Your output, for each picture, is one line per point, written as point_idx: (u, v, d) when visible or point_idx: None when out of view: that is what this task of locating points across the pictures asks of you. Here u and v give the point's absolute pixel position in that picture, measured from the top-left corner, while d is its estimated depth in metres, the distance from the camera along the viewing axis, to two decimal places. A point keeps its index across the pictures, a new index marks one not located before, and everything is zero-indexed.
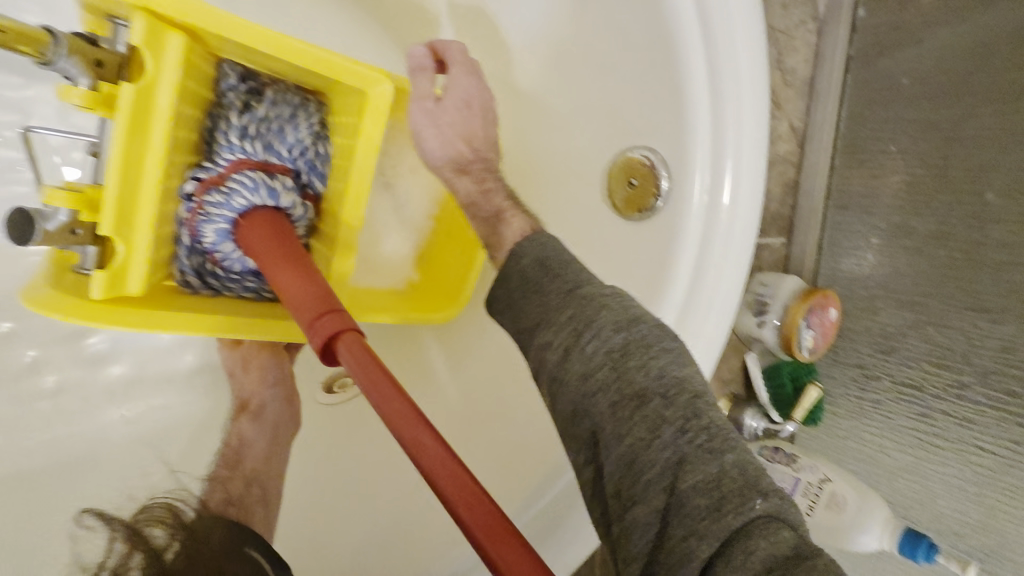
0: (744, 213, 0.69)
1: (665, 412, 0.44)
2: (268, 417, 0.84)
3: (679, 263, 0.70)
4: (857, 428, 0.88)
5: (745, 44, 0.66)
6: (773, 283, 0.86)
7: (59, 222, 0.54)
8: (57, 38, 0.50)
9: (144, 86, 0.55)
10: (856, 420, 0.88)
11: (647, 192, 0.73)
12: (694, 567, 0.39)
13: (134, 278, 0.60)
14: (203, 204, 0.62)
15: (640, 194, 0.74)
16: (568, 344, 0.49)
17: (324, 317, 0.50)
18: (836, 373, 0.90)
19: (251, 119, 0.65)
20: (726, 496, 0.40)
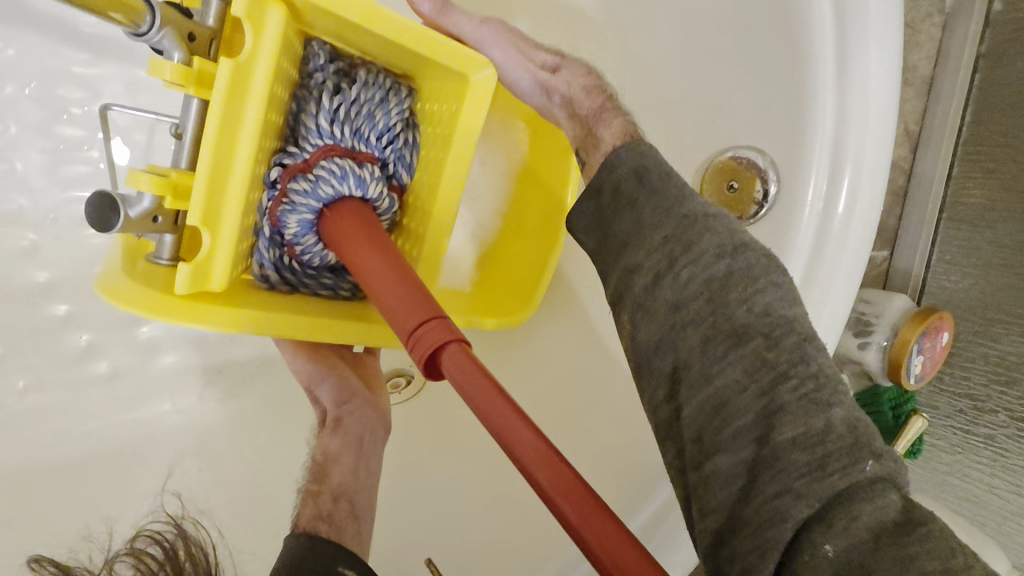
0: (863, 220, 0.63)
1: (767, 353, 0.36)
2: (350, 430, 0.65)
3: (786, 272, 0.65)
4: (962, 463, 0.79)
5: (880, 32, 0.60)
6: (881, 302, 0.79)
7: (142, 209, 0.48)
8: (152, 7, 0.43)
9: (242, 60, 0.48)
10: (960, 455, 0.79)
11: (747, 198, 0.69)
12: (788, 529, 0.33)
13: (217, 271, 0.53)
14: (287, 192, 0.53)
15: (739, 199, 0.70)
16: (660, 268, 0.41)
17: (429, 327, 0.43)
18: (939, 403, 0.81)
19: (343, 101, 0.56)
20: (832, 453, 0.34)
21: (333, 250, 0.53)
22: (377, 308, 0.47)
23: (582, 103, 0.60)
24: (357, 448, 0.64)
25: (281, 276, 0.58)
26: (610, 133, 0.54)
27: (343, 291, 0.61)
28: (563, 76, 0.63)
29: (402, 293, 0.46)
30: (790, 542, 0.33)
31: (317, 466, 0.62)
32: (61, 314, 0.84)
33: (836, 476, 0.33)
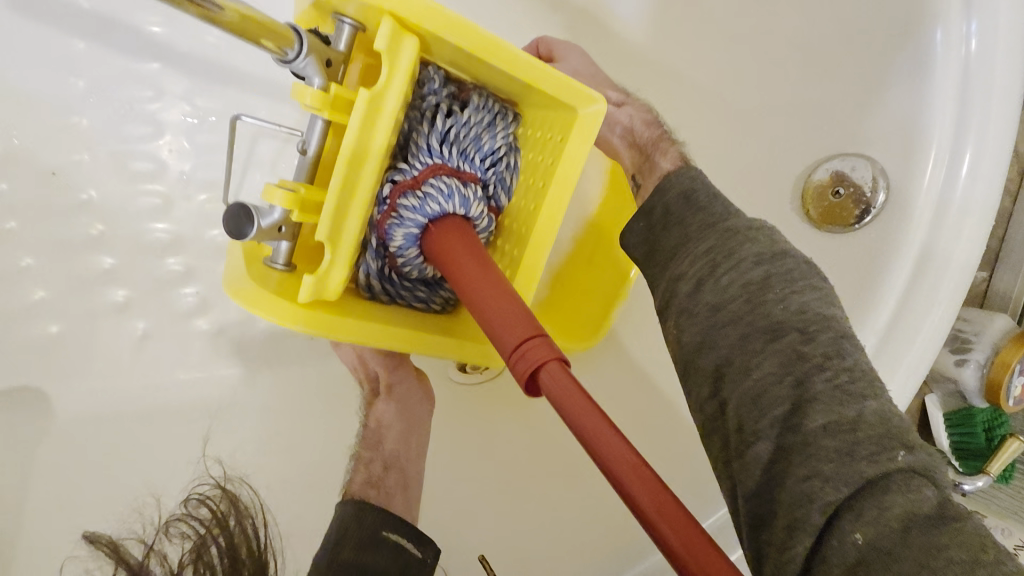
0: (972, 228, 0.62)
1: (803, 348, 0.40)
2: (404, 399, 0.68)
3: (890, 282, 0.66)
4: None
5: (1009, 45, 0.60)
6: (978, 320, 0.77)
7: (272, 219, 0.55)
8: (300, 36, 0.51)
9: (377, 91, 0.54)
10: None
11: (848, 208, 0.69)
12: (817, 510, 0.36)
13: (334, 281, 0.58)
14: (397, 207, 0.59)
15: (840, 207, 0.70)
16: (702, 276, 0.45)
17: (534, 342, 0.49)
18: None
19: (453, 124, 0.62)
20: (862, 441, 0.36)
21: (435, 259, 0.60)
22: (485, 326, 0.53)
23: (642, 132, 0.63)
24: (408, 423, 0.68)
25: (383, 287, 0.65)
26: (664, 159, 0.57)
27: (439, 303, 0.69)
28: (627, 110, 0.65)
29: (508, 307, 0.52)
30: (819, 524, 0.36)
31: (371, 434, 0.66)
32: (176, 270, 0.87)
33: (864, 464, 0.36)
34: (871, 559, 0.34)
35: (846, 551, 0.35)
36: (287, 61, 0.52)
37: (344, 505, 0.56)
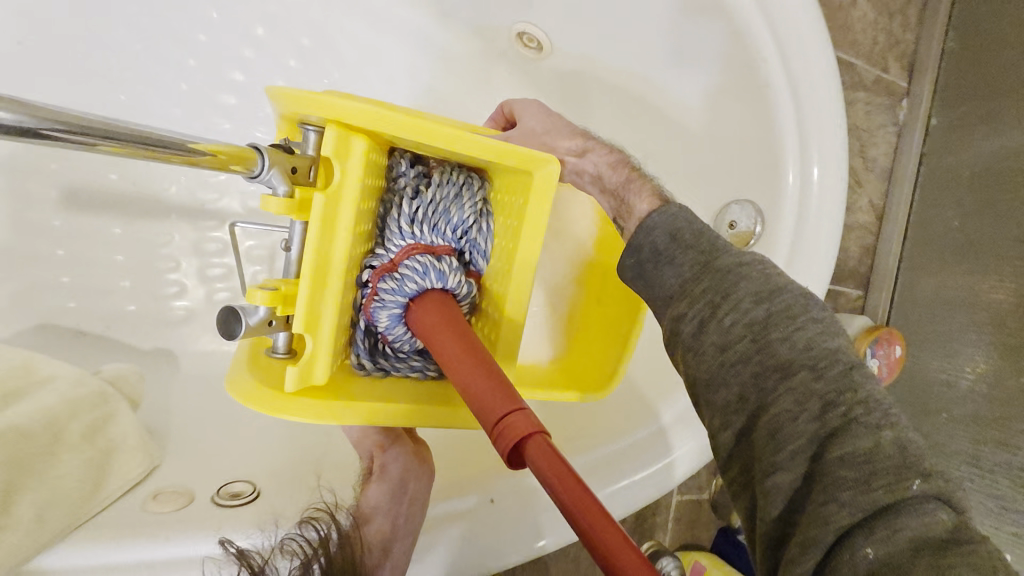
0: (818, 261, 0.77)
1: (814, 384, 0.43)
2: (387, 477, 0.71)
3: None
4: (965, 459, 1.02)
5: (829, 109, 0.74)
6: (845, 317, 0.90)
7: (260, 316, 0.53)
8: (262, 151, 0.51)
9: (333, 190, 0.55)
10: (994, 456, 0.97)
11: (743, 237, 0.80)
12: (829, 531, 0.39)
13: (320, 366, 0.58)
14: (377, 291, 0.62)
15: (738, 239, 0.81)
16: (704, 316, 0.50)
17: (515, 416, 0.50)
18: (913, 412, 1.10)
19: (420, 205, 0.64)
20: (878, 472, 0.39)
21: (419, 336, 0.62)
22: (471, 404, 0.53)
23: (609, 178, 0.63)
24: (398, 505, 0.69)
25: (376, 363, 0.66)
26: (640, 201, 0.59)
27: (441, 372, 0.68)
28: (590, 158, 0.65)
29: (489, 382, 0.53)
30: (832, 541, 0.39)
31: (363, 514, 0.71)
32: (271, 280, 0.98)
33: (880, 492, 0.39)
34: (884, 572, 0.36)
35: (858, 565, 0.37)
36: (254, 177, 0.52)
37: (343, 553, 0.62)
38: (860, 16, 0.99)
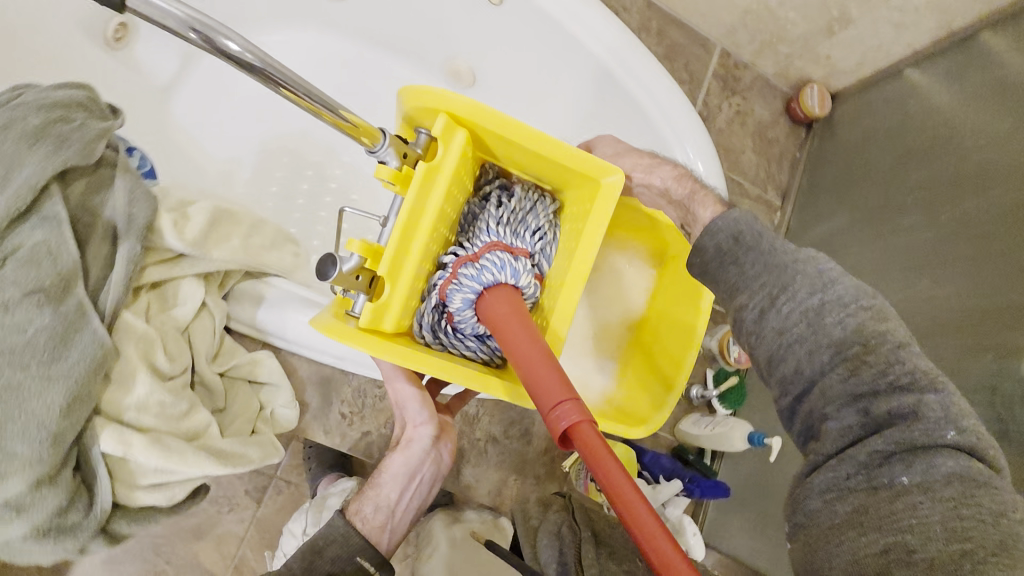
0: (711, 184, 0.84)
1: (866, 356, 0.47)
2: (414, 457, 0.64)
3: None
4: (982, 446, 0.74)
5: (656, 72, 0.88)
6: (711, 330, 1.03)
7: (353, 264, 0.60)
8: (384, 133, 0.60)
9: (434, 163, 0.64)
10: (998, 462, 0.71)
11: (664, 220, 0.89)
12: (866, 451, 0.44)
13: (389, 316, 0.64)
14: (457, 274, 0.66)
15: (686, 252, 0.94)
16: (763, 306, 0.54)
17: (565, 403, 0.51)
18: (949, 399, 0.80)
19: (505, 210, 0.71)
20: (921, 420, 0.44)
21: (485, 324, 0.64)
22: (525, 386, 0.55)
23: (676, 190, 0.70)
24: (411, 477, 0.64)
25: (439, 339, 0.69)
26: (704, 209, 0.66)
27: (498, 358, 0.71)
28: (659, 173, 0.72)
29: (543, 364, 0.55)
30: (865, 461, 0.44)
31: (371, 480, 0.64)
32: None
33: (918, 434, 0.43)
34: (912, 494, 0.41)
35: (892, 487, 0.42)
36: (373, 151, 0.61)
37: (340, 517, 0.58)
38: (749, 160, 1.15)
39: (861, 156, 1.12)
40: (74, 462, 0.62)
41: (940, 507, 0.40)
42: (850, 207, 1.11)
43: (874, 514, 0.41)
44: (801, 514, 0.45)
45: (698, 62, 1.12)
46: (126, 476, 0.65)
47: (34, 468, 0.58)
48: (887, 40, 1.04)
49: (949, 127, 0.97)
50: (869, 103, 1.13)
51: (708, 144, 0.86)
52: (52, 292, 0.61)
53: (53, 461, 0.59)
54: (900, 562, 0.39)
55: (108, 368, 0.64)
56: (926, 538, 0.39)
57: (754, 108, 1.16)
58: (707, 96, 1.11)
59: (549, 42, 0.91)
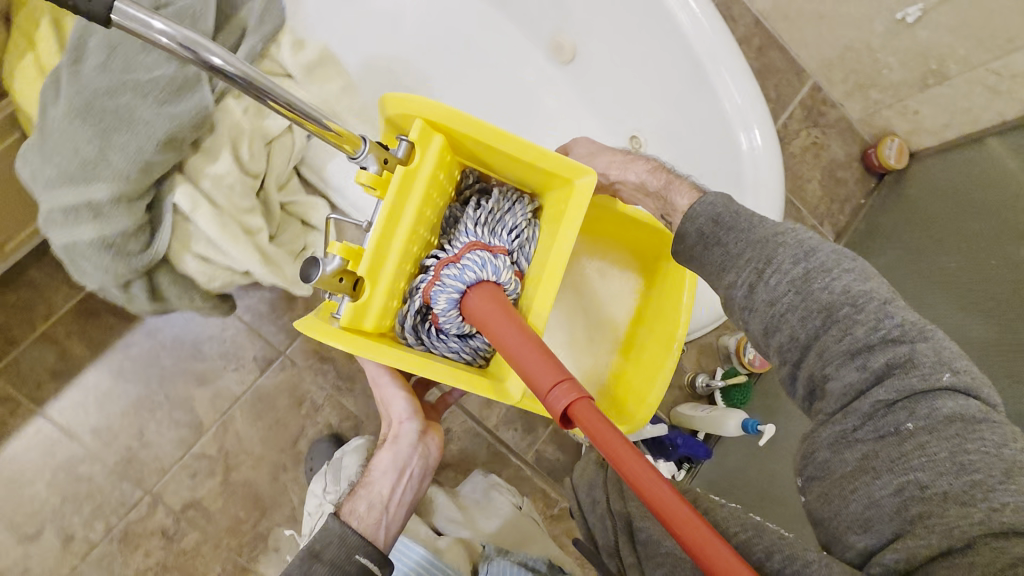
0: (767, 192, 0.86)
1: (856, 316, 0.47)
2: (404, 451, 0.65)
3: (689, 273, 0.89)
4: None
5: (733, 67, 0.86)
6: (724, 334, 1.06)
7: (335, 265, 0.59)
8: (365, 140, 0.61)
9: (411, 168, 0.65)
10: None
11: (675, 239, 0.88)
12: (866, 402, 0.45)
13: (370, 315, 0.65)
14: (440, 276, 0.66)
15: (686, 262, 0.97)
16: (752, 281, 0.54)
17: (561, 385, 0.51)
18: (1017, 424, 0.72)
19: (483, 211, 0.73)
20: (918, 365, 0.44)
21: (473, 323, 0.64)
22: (521, 377, 0.55)
23: (651, 182, 0.71)
24: (402, 470, 0.65)
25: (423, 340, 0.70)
26: (682, 197, 0.67)
27: (481, 357, 0.72)
28: (635, 168, 0.73)
29: (535, 352, 0.54)
30: (869, 412, 0.45)
31: (363, 478, 0.65)
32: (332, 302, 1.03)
33: (916, 380, 0.44)
34: (920, 438, 0.43)
35: (900, 435, 0.43)
36: (355, 157, 0.61)
37: (335, 520, 0.57)
38: (814, 190, 1.19)
39: (920, 209, 1.11)
40: (150, 200, 0.79)
41: (945, 443, 0.42)
42: (904, 244, 1.09)
43: (885, 457, 0.43)
44: (813, 470, 0.48)
45: (791, 92, 1.17)
46: (183, 240, 0.81)
47: (120, 183, 0.74)
48: (979, 104, 1.02)
49: (1017, 183, 0.93)
50: (953, 159, 1.09)
51: (777, 176, 0.87)
52: (179, 54, 0.78)
53: (136, 183, 0.75)
54: (915, 498, 0.42)
55: (201, 140, 0.82)
56: (935, 473, 0.41)
57: (836, 153, 1.20)
58: (788, 120, 1.17)
59: (652, 29, 0.92)
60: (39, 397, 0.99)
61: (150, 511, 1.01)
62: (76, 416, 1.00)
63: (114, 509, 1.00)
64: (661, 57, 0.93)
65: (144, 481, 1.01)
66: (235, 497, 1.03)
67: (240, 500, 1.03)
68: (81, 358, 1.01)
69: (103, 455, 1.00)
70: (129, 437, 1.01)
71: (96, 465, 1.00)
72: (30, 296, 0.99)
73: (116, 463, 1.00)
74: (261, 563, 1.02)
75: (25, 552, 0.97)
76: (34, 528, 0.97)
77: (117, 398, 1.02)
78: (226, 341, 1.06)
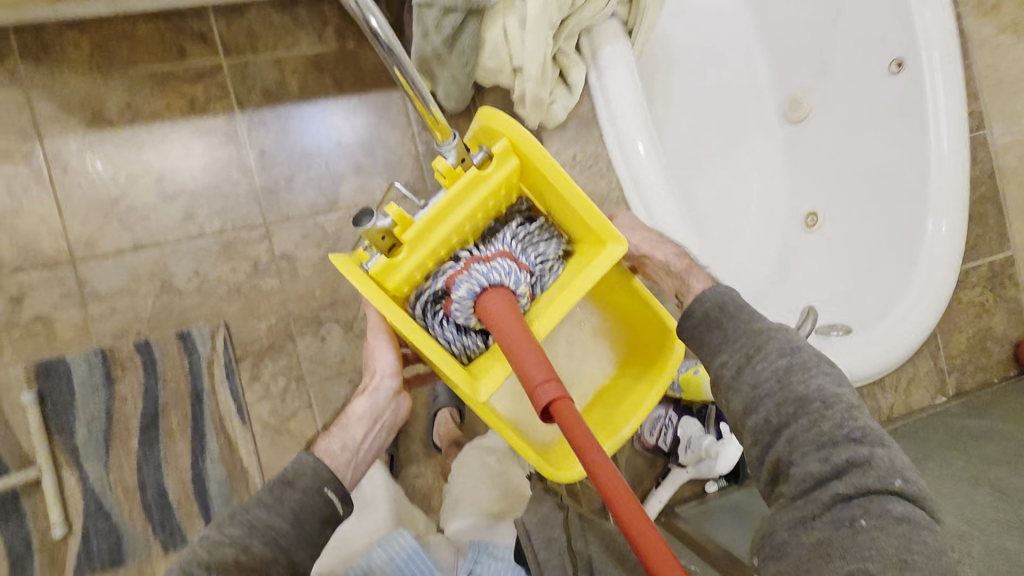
0: (908, 332, 0.83)
1: (826, 411, 0.51)
2: (379, 407, 0.67)
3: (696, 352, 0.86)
4: None
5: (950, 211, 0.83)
6: None
7: (384, 224, 0.64)
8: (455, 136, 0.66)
9: (482, 174, 0.68)
10: None
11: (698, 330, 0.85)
12: (828, 491, 0.48)
13: (396, 276, 0.68)
14: (469, 268, 0.69)
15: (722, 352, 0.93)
16: (741, 363, 0.57)
17: (549, 385, 0.54)
18: None
19: (523, 231, 0.76)
20: (873, 468, 0.48)
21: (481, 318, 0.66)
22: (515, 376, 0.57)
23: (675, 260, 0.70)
24: (375, 421, 0.66)
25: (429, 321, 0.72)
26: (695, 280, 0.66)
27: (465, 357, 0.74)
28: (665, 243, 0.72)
29: (531, 357, 0.57)
30: (827, 501, 0.48)
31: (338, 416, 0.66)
32: None
33: (872, 480, 0.47)
34: (869, 532, 0.45)
35: (853, 528, 0.46)
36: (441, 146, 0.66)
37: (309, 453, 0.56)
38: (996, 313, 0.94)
39: None
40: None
41: (893, 540, 0.44)
42: None
43: (838, 545, 0.46)
44: (770, 548, 0.50)
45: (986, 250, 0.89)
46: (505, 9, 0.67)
47: None
48: None
49: None
50: None
51: (921, 324, 0.83)
52: None
53: None
54: None
55: None
56: (882, 566, 0.43)
57: (997, 326, 0.90)
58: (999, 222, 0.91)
59: (897, 131, 0.86)
60: (243, 103, 0.92)
61: (258, 241, 0.92)
62: (260, 136, 0.92)
63: (236, 219, 0.91)
64: (886, 158, 0.88)
65: (267, 213, 0.92)
66: (322, 274, 0.94)
67: (323, 279, 0.94)
68: (293, 96, 0.93)
69: (257, 174, 0.92)
70: (282, 173, 0.93)
71: (246, 176, 0.92)
72: (287, 25, 0.93)
73: (244, 192, 0.92)
74: (303, 343, 0.93)
75: (159, 203, 0.89)
76: (176, 190, 0.90)
77: (292, 144, 0.93)
78: (395, 160, 0.97)
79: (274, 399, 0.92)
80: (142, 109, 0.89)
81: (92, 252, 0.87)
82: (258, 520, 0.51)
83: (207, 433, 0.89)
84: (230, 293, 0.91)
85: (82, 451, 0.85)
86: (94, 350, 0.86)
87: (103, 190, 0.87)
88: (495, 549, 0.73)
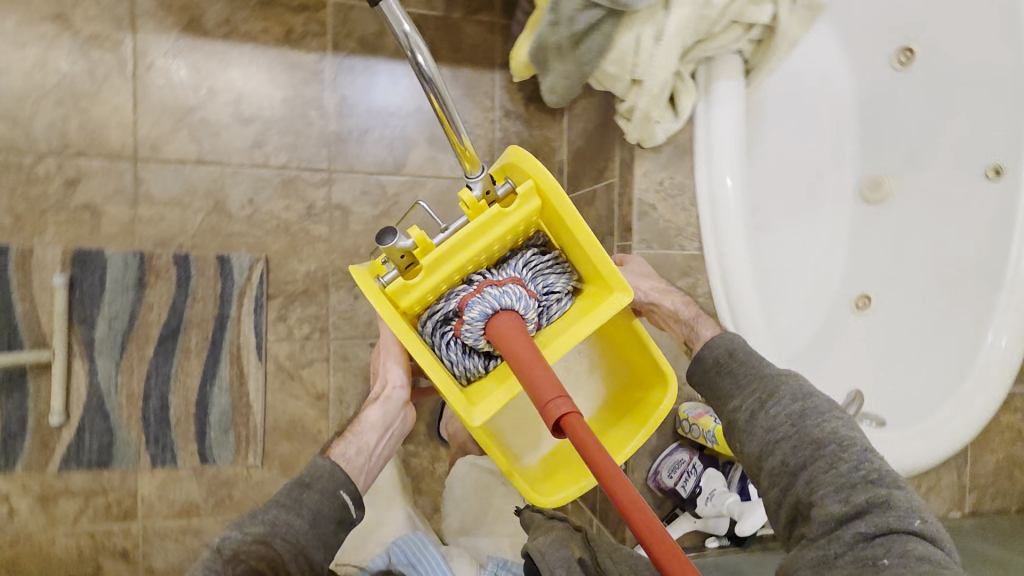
0: (952, 435, 0.80)
1: (842, 453, 0.49)
2: (391, 415, 0.66)
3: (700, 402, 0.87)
4: None
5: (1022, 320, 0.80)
6: None
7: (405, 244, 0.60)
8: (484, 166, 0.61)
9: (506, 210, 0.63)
10: None
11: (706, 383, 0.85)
12: (851, 532, 0.46)
13: (411, 297, 0.64)
14: (481, 290, 0.63)
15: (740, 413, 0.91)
16: (754, 408, 0.56)
17: (559, 399, 0.51)
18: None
19: (538, 259, 0.70)
20: (894, 508, 0.46)
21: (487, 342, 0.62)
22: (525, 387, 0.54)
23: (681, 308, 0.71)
24: (388, 428, 0.66)
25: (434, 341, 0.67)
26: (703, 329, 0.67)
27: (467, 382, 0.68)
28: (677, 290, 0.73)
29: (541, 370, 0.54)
30: (850, 541, 0.45)
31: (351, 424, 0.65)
32: None
33: (893, 519, 0.45)
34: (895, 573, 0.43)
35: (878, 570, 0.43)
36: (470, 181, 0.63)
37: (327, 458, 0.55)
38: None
39: None
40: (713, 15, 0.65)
41: None
42: None
43: None
44: None
45: None
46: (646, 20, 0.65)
47: None
48: None
49: None
50: None
51: (966, 430, 0.80)
52: None
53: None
54: None
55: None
56: None
57: None
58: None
59: (980, 228, 0.84)
60: (338, 46, 0.91)
61: (319, 184, 0.91)
62: (345, 81, 0.91)
63: (302, 158, 0.90)
64: (962, 253, 0.86)
65: (334, 160, 0.91)
66: (371, 233, 0.93)
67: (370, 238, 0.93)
68: (388, 50, 0.92)
69: (333, 119, 0.91)
70: (357, 124, 0.92)
71: (322, 118, 0.91)
72: None
73: (317, 134, 0.91)
74: (336, 297, 0.92)
75: (233, 124, 0.88)
76: (252, 115, 0.89)
77: (375, 99, 0.92)
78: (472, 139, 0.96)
79: (294, 343, 0.91)
80: (240, 27, 0.88)
81: (156, 154, 0.86)
82: (296, 537, 0.49)
83: (221, 359, 0.88)
84: (279, 229, 0.90)
85: (97, 345, 0.85)
86: (135, 252, 0.86)
87: (182, 95, 0.87)
88: (514, 569, 0.72)
